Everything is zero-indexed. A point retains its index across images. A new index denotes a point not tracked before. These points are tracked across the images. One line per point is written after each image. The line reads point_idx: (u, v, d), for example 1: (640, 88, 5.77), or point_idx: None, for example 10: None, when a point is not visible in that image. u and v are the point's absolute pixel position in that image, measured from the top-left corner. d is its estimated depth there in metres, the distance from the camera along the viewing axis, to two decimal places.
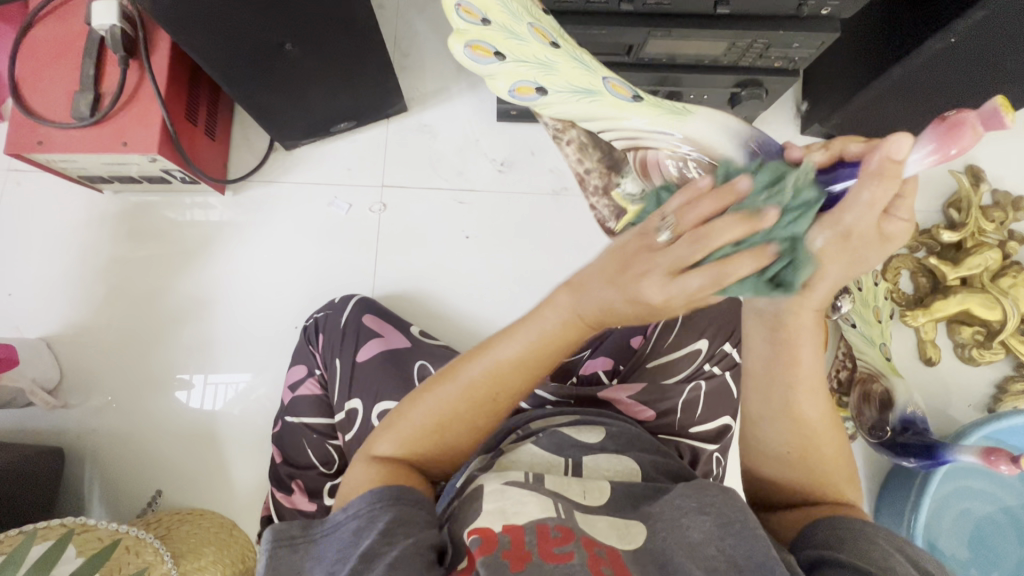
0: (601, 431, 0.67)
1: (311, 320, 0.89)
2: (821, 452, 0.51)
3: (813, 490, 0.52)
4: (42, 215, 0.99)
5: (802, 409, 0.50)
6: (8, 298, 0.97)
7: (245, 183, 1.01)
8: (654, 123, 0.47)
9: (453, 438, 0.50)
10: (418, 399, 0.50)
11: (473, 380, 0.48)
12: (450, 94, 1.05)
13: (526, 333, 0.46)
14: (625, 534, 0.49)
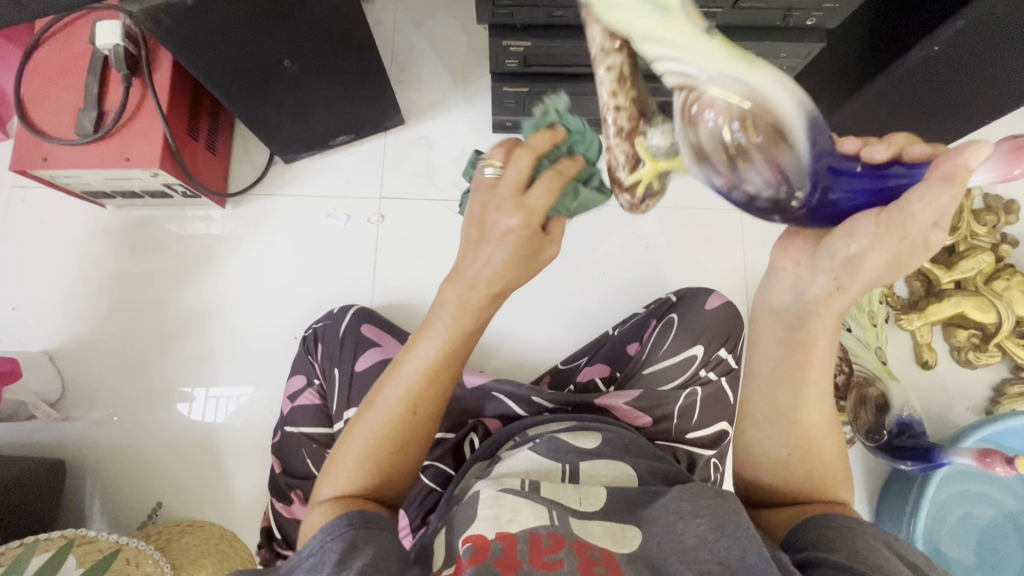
0: (597, 436, 0.68)
1: (310, 331, 0.89)
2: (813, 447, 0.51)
3: (806, 487, 0.52)
4: (45, 230, 1.01)
5: (795, 415, 0.50)
6: (12, 312, 0.98)
7: (245, 197, 1.03)
8: (721, 61, 0.36)
9: (397, 463, 0.51)
10: (353, 432, 0.52)
11: (397, 398, 0.51)
12: (447, 106, 1.07)
13: (431, 337, 0.51)
14: (621, 537, 0.50)
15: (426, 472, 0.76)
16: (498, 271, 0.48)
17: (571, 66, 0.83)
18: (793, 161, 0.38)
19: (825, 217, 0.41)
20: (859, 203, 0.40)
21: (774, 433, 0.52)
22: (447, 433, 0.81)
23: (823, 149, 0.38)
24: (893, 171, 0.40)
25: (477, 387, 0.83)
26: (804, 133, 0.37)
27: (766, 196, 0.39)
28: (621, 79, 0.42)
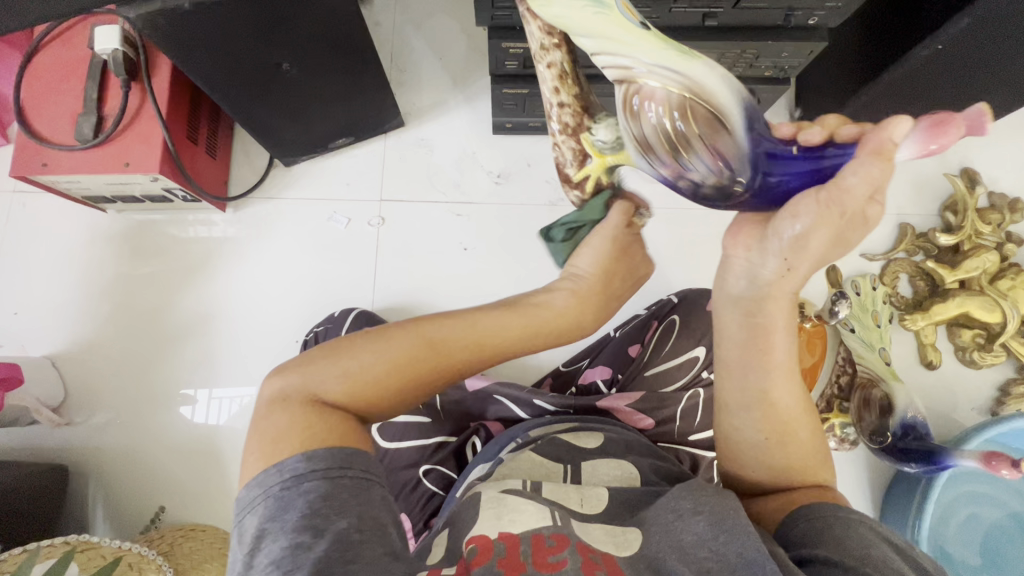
0: (598, 437, 0.67)
1: (311, 334, 0.89)
2: (790, 431, 0.50)
3: (789, 474, 0.51)
4: (46, 235, 1.01)
5: (796, 421, 0.50)
6: (14, 317, 0.98)
7: (245, 200, 1.03)
8: (659, 56, 0.41)
9: (398, 399, 0.46)
10: (355, 348, 0.46)
11: (414, 345, 0.47)
12: (447, 108, 1.07)
13: (513, 316, 0.51)
14: (621, 541, 0.49)
15: (427, 476, 0.76)
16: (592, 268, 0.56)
17: None
18: (732, 143, 0.43)
19: (769, 197, 0.44)
20: (795, 185, 0.43)
21: (752, 423, 0.50)
22: (449, 437, 0.80)
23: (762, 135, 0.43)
24: (825, 152, 0.42)
25: (477, 390, 0.83)
26: (741, 119, 0.42)
27: (714, 174, 0.44)
28: (563, 76, 0.49)
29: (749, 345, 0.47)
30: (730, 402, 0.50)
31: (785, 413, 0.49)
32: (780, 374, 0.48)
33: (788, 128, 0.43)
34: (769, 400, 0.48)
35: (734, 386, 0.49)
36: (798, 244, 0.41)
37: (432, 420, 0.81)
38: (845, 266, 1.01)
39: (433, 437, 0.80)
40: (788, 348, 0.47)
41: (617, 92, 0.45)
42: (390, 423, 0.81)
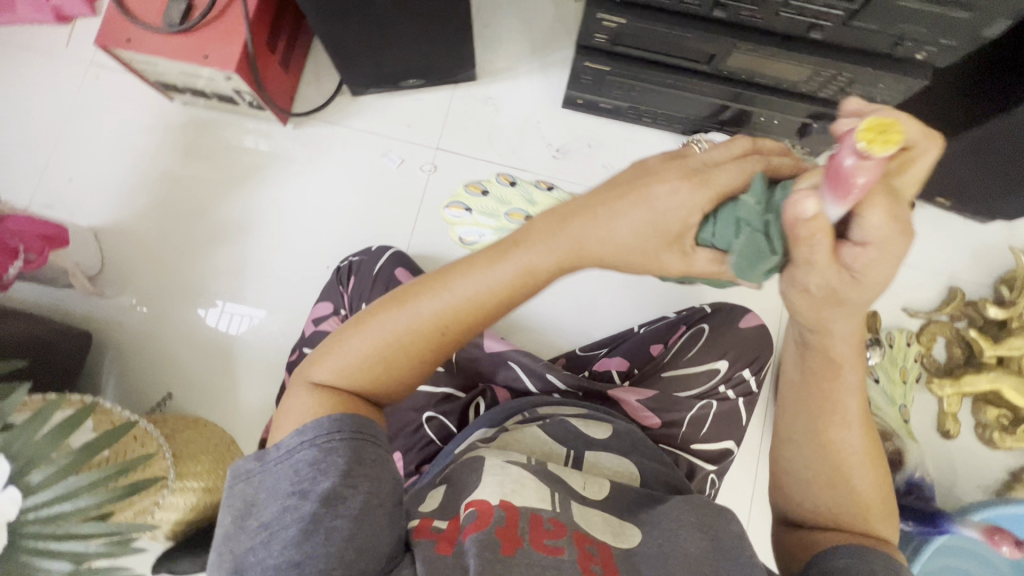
0: (609, 429, 0.68)
1: (345, 262, 0.90)
2: (847, 475, 0.51)
3: (841, 512, 0.51)
4: (114, 110, 1.03)
5: (819, 424, 0.51)
6: (69, 182, 1.01)
7: (307, 119, 1.03)
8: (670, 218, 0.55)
9: (401, 375, 0.49)
10: (365, 328, 0.48)
11: (422, 320, 0.47)
12: (520, 72, 1.06)
13: (495, 267, 0.46)
14: (619, 532, 0.50)
15: (429, 423, 0.77)
16: (616, 239, 0.43)
17: (658, 53, 0.81)
18: None
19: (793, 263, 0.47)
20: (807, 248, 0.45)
21: (803, 458, 0.52)
22: (459, 391, 0.81)
23: None
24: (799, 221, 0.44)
25: (494, 353, 0.83)
26: None
27: None
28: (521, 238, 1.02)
29: (809, 385, 0.50)
30: (787, 431, 0.53)
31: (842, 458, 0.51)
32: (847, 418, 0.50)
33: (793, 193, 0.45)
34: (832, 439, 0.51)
35: (789, 422, 0.53)
36: (823, 291, 0.40)
37: (446, 370, 0.81)
38: (882, 314, 0.99)
39: (443, 388, 0.79)
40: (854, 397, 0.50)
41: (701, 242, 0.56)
42: None
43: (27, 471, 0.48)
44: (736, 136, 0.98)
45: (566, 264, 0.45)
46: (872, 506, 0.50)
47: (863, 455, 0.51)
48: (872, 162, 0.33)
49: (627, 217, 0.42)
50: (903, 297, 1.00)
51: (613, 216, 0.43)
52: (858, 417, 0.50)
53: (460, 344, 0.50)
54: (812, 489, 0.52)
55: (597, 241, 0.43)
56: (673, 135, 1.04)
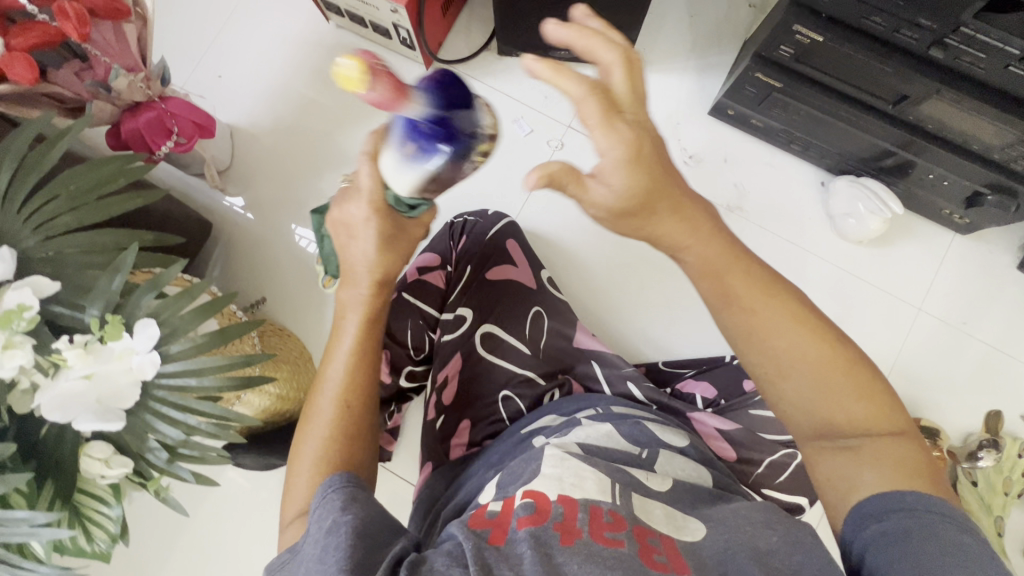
0: (684, 438, 0.67)
1: (459, 219, 0.89)
2: (825, 382, 0.45)
3: (853, 419, 0.45)
4: (273, 18, 1.07)
5: (796, 355, 0.45)
6: (217, 79, 1.05)
7: (449, 68, 1.03)
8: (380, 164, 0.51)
9: (350, 452, 0.49)
10: (303, 437, 0.50)
11: (331, 408, 0.50)
12: (672, 67, 1.02)
13: (347, 329, 0.52)
14: (680, 526, 0.48)
15: (503, 402, 0.75)
16: (368, 256, 0.51)
17: (842, 79, 0.75)
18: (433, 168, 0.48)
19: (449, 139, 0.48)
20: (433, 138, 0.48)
21: (797, 390, 0.46)
22: (538, 377, 0.78)
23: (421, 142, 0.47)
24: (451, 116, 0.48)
25: (582, 349, 0.82)
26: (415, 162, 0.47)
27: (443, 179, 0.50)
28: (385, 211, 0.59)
29: (728, 319, 0.47)
30: (761, 380, 0.47)
31: (834, 406, 0.45)
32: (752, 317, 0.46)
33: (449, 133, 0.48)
34: (784, 368, 0.46)
35: (773, 383, 0.47)
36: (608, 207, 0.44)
37: (531, 354, 0.79)
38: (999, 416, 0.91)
39: (525, 369, 0.78)
40: (775, 309, 0.46)
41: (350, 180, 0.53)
42: (495, 335, 0.80)
43: (168, 340, 0.51)
44: (890, 187, 0.91)
45: (382, 296, 0.53)
46: (907, 457, 0.44)
47: (831, 347, 0.46)
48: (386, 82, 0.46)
49: (353, 247, 0.51)
50: None
51: (348, 249, 0.52)
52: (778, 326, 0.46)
53: (369, 392, 0.52)
54: (825, 417, 0.46)
55: (360, 262, 0.51)
56: (816, 170, 0.98)
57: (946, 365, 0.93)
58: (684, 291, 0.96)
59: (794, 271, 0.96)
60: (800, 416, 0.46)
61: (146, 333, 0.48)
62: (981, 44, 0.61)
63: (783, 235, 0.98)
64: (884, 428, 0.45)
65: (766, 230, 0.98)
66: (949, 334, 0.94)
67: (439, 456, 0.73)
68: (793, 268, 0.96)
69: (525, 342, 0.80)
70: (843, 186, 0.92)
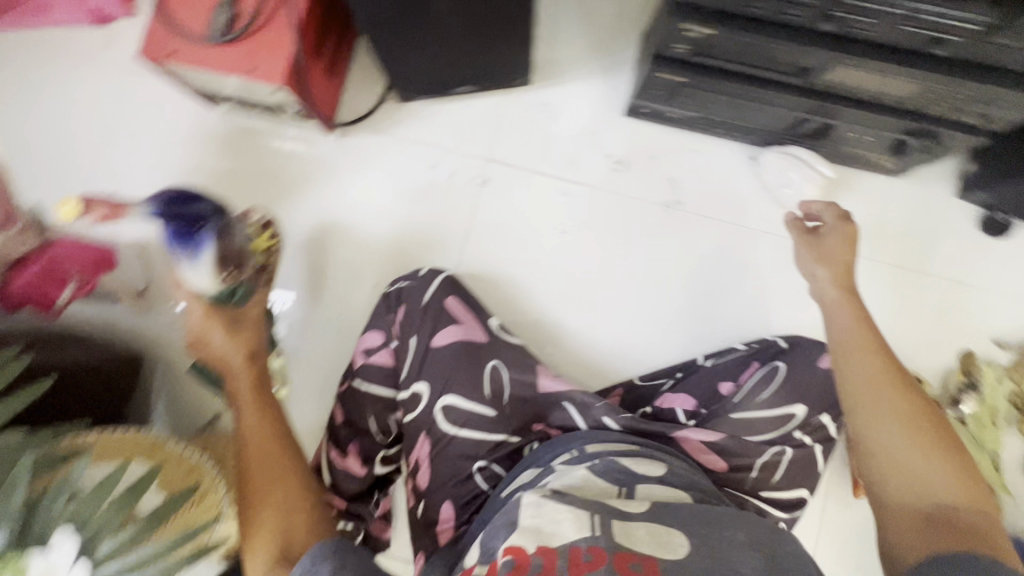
0: (661, 467, 0.65)
1: (393, 287, 0.85)
2: (947, 488, 0.55)
3: (961, 519, 0.52)
4: (155, 117, 1.00)
5: (941, 473, 0.56)
6: (111, 194, 0.98)
7: (353, 128, 0.98)
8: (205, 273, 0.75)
9: (284, 500, 0.63)
10: (258, 509, 0.62)
11: (255, 470, 0.65)
12: (578, 75, 0.99)
13: (241, 417, 0.70)
14: (666, 544, 0.50)
15: (480, 472, 0.74)
16: (224, 344, 0.74)
17: (743, 64, 0.73)
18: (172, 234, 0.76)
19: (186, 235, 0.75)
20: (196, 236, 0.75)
21: (914, 465, 0.57)
22: (511, 436, 0.76)
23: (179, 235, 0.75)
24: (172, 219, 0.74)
25: (548, 393, 0.79)
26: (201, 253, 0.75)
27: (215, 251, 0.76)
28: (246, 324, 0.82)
29: (884, 429, 0.59)
30: (894, 467, 0.57)
31: (929, 474, 0.56)
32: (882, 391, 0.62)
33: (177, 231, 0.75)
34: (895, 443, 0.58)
35: (916, 462, 0.57)
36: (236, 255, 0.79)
37: (497, 415, 0.77)
38: (970, 345, 0.92)
39: (493, 433, 0.76)
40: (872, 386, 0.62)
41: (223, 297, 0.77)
42: (457, 406, 0.77)
43: (92, 544, 0.45)
44: (816, 149, 0.90)
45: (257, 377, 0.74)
46: (975, 522, 0.52)
47: (955, 465, 0.56)
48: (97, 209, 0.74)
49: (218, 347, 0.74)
50: (992, 328, 0.92)
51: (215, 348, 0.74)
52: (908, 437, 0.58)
53: (285, 447, 0.68)
54: (926, 501, 0.54)
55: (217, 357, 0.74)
56: (744, 146, 0.96)
57: (911, 309, 0.93)
58: (641, 299, 0.94)
59: (745, 252, 0.95)
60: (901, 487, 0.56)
61: (63, 549, 0.42)
62: (868, 11, 0.59)
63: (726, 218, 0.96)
64: (975, 500, 0.54)
65: (709, 217, 0.96)
66: (907, 277, 0.94)
67: (428, 544, 0.73)
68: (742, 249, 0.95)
69: (490, 405, 0.77)
70: (773, 159, 0.92)
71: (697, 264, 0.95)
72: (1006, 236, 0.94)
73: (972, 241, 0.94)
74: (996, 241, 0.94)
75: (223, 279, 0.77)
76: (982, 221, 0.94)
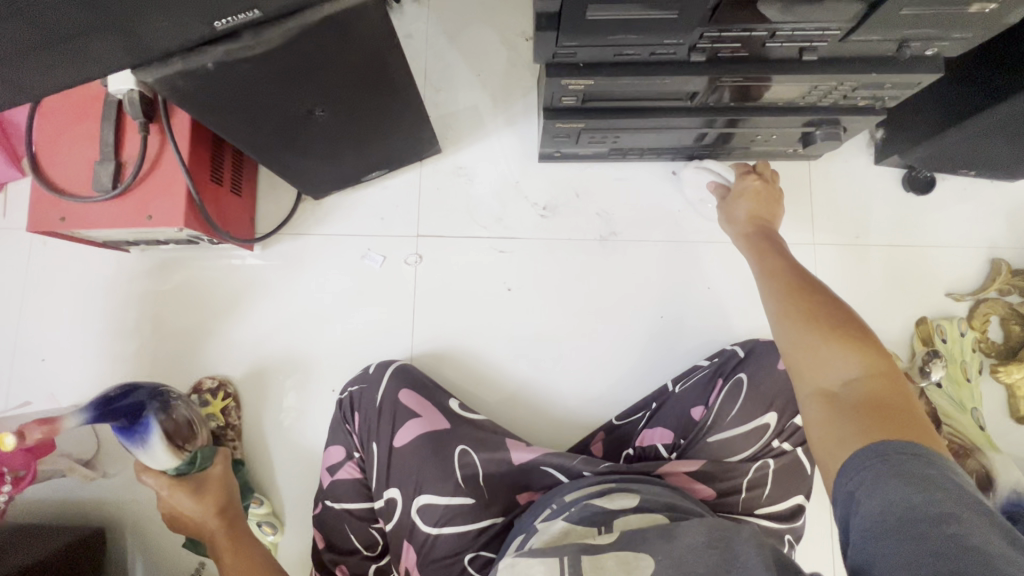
0: (634, 496, 0.65)
1: (345, 394, 0.83)
2: (864, 379, 0.50)
3: (879, 401, 0.49)
4: (71, 273, 0.96)
5: (843, 359, 0.52)
6: (42, 362, 0.94)
7: (274, 237, 0.96)
8: (165, 457, 0.72)
9: None
10: None
11: None
12: (485, 132, 0.98)
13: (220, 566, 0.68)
14: (632, 567, 0.51)
15: (472, 564, 0.72)
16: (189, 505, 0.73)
17: (634, 100, 0.73)
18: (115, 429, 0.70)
19: (133, 427, 0.71)
20: (140, 425, 0.71)
21: (820, 363, 0.53)
22: (496, 517, 0.74)
23: (120, 429, 0.70)
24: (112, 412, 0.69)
25: (524, 464, 0.77)
26: (154, 443, 0.72)
27: (163, 433, 0.72)
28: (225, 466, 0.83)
29: (792, 319, 0.57)
30: (811, 364, 0.54)
31: (827, 363, 0.52)
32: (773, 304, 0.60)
33: (122, 424, 0.70)
34: (792, 346, 0.56)
35: (824, 355, 0.53)
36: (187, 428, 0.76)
37: (476, 501, 0.74)
38: (926, 304, 0.93)
39: (478, 521, 0.73)
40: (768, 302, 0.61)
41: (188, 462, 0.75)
42: (432, 505, 0.74)
43: None
44: (732, 154, 0.90)
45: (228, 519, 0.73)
46: (885, 399, 0.49)
47: (866, 347, 0.52)
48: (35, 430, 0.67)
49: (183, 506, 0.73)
50: (943, 282, 0.93)
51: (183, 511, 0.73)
52: (818, 327, 0.55)
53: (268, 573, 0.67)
54: (848, 392, 0.50)
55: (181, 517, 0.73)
56: (663, 163, 0.96)
57: (859, 283, 0.94)
58: (600, 337, 0.93)
59: (690, 266, 0.95)
60: (807, 391, 0.53)
61: None
62: (732, 37, 0.60)
63: (664, 236, 0.96)
64: (880, 374, 0.50)
65: (647, 241, 0.96)
66: (849, 253, 0.95)
67: None
68: (687, 263, 0.95)
69: (468, 492, 0.74)
70: (691, 175, 0.91)
71: (646, 289, 0.95)
72: (933, 190, 0.95)
73: (902, 203, 0.95)
74: (924, 197, 0.95)
75: (180, 450, 0.74)
76: (906, 181, 0.95)
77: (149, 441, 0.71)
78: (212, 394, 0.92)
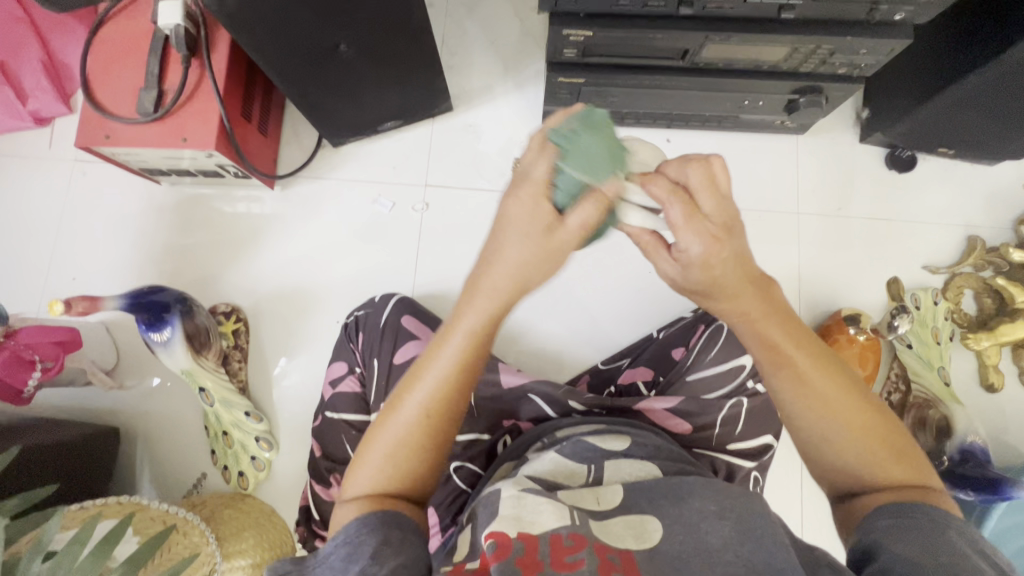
0: (626, 438, 0.66)
1: (352, 317, 0.90)
2: (878, 455, 0.49)
3: (890, 475, 0.49)
4: (105, 202, 1.04)
5: (855, 445, 0.49)
6: (72, 281, 1.02)
7: (294, 179, 1.04)
8: (181, 355, 0.82)
9: (425, 436, 0.48)
10: (369, 447, 0.50)
11: (418, 408, 0.48)
12: (495, 94, 1.06)
13: (449, 345, 0.48)
14: (640, 533, 0.50)
15: (458, 473, 0.76)
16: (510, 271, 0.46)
17: (629, 56, 0.80)
18: (142, 319, 0.79)
19: (160, 322, 0.80)
20: (166, 322, 0.80)
21: (835, 448, 0.50)
22: (483, 434, 0.80)
23: (148, 321, 0.79)
24: (146, 306, 0.78)
25: (513, 387, 0.82)
26: (173, 339, 0.81)
27: (183, 334, 0.81)
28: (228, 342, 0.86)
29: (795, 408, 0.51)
30: (820, 446, 0.51)
31: (841, 450, 0.50)
32: (804, 387, 0.50)
33: (149, 317, 0.79)
34: (825, 429, 0.50)
35: (837, 442, 0.50)
36: (205, 330, 0.86)
37: (466, 416, 0.80)
38: (903, 275, 0.97)
39: (466, 433, 0.79)
40: (799, 391, 0.50)
41: (197, 363, 0.85)
42: None
43: None
44: (723, 121, 0.96)
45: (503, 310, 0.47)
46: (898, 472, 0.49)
47: (873, 425, 0.50)
48: (76, 306, 0.73)
49: (512, 244, 0.45)
50: (920, 255, 0.98)
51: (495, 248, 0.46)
52: (826, 413, 0.50)
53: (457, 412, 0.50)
54: (860, 472, 0.50)
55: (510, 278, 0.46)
56: (658, 130, 1.03)
57: (839, 251, 0.99)
58: (590, 288, 0.99)
59: None
60: (830, 463, 0.51)
61: None
62: None
63: None
64: (889, 446, 0.50)
65: None
66: (831, 223, 1.00)
67: None
68: None
69: None
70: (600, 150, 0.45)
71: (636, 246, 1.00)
72: (913, 169, 1.00)
73: (884, 181, 1.00)
74: (905, 176, 1.00)
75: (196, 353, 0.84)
76: (887, 160, 1.00)
77: (171, 337, 0.81)
78: (226, 318, 0.99)
